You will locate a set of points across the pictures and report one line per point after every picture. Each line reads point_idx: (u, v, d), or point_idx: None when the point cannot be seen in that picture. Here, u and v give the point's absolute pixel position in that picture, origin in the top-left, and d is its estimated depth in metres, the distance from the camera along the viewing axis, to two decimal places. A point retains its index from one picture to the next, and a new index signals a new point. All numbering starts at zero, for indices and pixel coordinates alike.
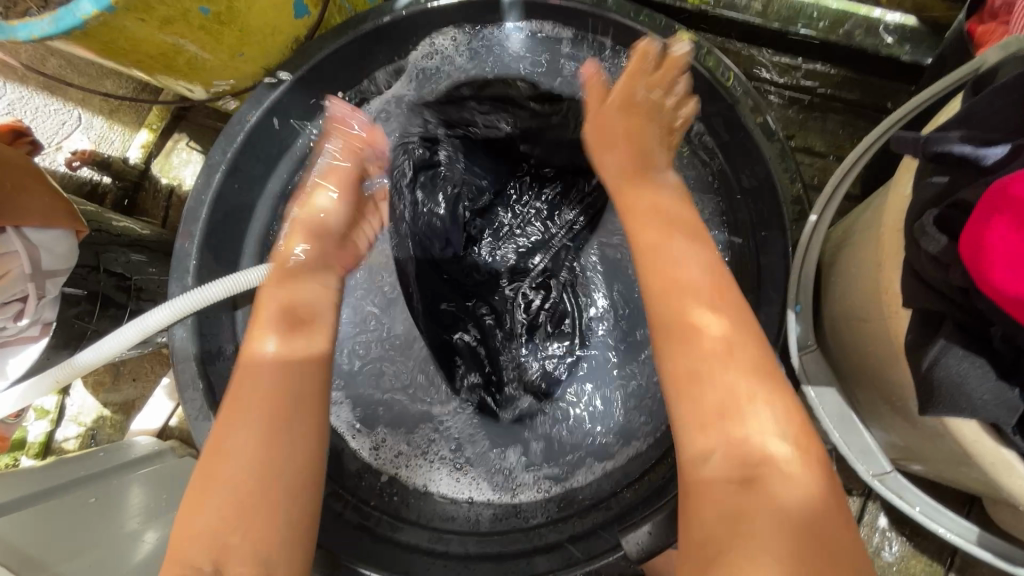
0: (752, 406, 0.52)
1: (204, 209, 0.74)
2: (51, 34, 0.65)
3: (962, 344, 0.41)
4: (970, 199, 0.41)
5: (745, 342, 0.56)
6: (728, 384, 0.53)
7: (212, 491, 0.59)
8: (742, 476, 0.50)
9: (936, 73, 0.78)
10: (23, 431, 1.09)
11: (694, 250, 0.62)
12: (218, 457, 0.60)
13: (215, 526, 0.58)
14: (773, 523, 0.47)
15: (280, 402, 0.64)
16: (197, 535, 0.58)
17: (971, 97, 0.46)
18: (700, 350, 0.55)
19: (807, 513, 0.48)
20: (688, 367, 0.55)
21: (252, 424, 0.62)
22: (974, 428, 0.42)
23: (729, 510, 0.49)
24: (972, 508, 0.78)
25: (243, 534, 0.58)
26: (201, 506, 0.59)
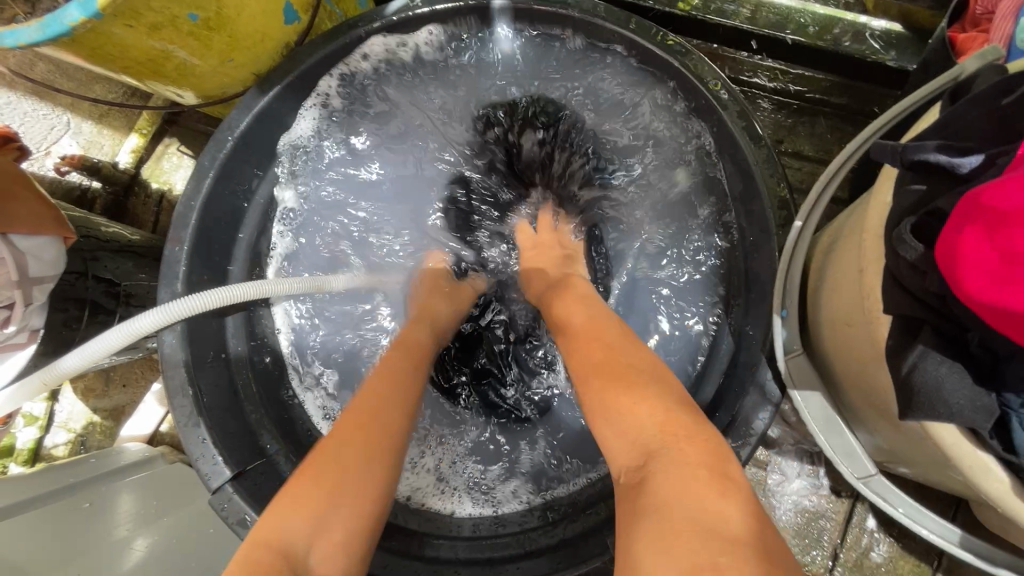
0: (646, 418, 0.53)
1: (194, 215, 0.74)
2: (38, 41, 0.64)
3: (940, 350, 0.42)
4: (947, 207, 0.41)
5: (646, 366, 0.59)
6: (623, 397, 0.55)
7: (309, 487, 0.53)
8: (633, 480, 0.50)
9: (919, 79, 0.79)
10: (11, 438, 1.08)
11: (591, 303, 0.70)
12: (338, 464, 0.55)
13: (309, 528, 0.51)
14: (668, 504, 0.45)
15: (402, 404, 0.63)
16: (293, 534, 0.50)
17: (949, 106, 0.47)
18: (587, 370, 0.60)
19: (694, 500, 0.45)
20: (601, 380, 0.58)
21: (379, 420, 0.60)
22: (953, 433, 0.43)
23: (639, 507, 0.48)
24: (958, 508, 0.79)
25: (341, 526, 0.52)
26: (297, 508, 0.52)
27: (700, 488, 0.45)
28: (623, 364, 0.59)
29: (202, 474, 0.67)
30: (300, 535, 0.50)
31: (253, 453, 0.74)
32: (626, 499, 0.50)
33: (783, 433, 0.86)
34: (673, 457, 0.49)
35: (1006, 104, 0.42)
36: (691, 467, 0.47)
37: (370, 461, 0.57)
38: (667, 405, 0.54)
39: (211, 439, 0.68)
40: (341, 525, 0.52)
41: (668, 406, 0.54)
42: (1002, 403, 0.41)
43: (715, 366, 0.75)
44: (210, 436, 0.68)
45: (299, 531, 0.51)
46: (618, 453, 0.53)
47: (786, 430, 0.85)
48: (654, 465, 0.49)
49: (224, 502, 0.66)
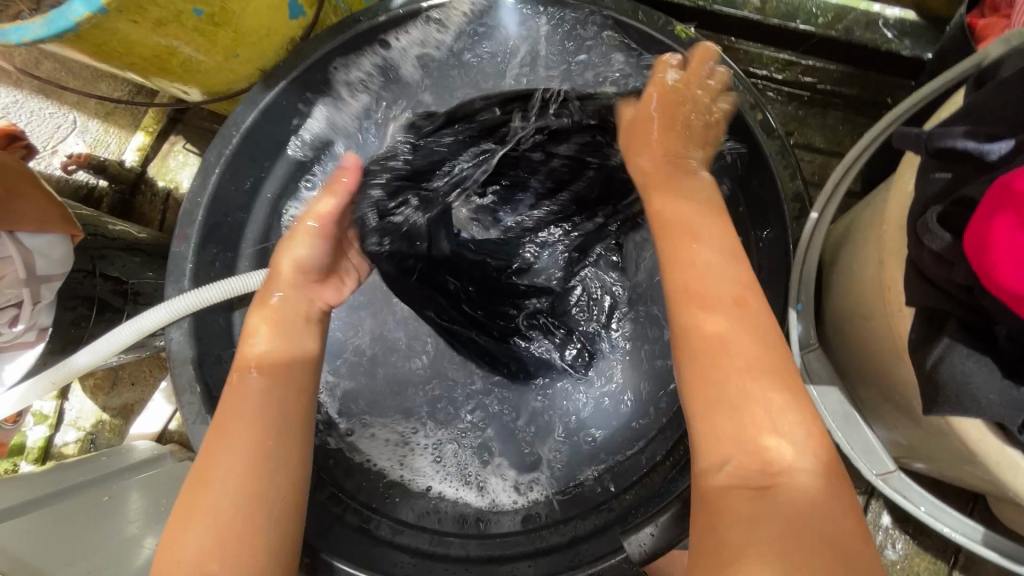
0: (783, 415, 0.46)
1: (201, 211, 0.73)
2: (42, 37, 0.64)
3: (966, 342, 0.41)
4: (974, 195, 0.40)
5: (763, 342, 0.50)
6: (751, 387, 0.47)
7: (199, 506, 0.56)
8: (748, 484, 0.44)
9: (936, 67, 0.77)
10: (21, 437, 1.08)
11: (713, 245, 0.56)
12: (212, 476, 0.57)
13: (191, 550, 0.54)
14: (783, 522, 0.41)
15: (262, 406, 0.62)
16: (181, 553, 0.54)
17: (974, 93, 0.46)
18: (715, 349, 0.50)
19: (816, 520, 0.41)
20: (722, 360, 0.49)
21: (247, 421, 0.60)
22: (977, 427, 0.42)
23: (745, 513, 0.42)
24: (976, 505, 0.78)
25: (231, 551, 0.54)
26: (184, 527, 0.55)
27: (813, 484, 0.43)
28: (740, 339, 0.49)
29: None
30: (189, 554, 0.53)
31: None
32: (731, 505, 0.44)
33: None
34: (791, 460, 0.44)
35: None
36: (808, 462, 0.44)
37: (247, 477, 0.57)
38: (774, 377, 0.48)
39: None
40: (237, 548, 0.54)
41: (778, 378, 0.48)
42: None
43: None
44: None
45: (184, 550, 0.54)
46: (724, 449, 0.46)
47: None
48: (780, 477, 0.43)
49: None
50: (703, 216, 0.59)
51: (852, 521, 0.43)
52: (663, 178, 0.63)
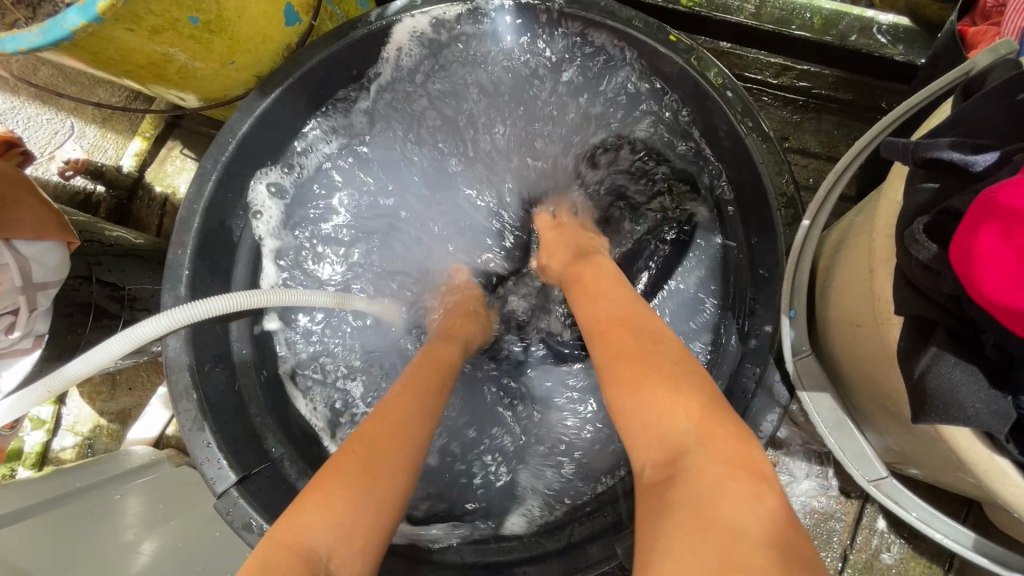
0: (677, 415, 0.49)
1: (197, 218, 0.73)
2: (39, 46, 0.64)
3: (953, 351, 0.41)
4: (960, 206, 0.40)
5: (672, 359, 0.54)
6: (646, 394, 0.51)
7: (340, 485, 0.50)
8: (664, 479, 0.46)
9: (929, 74, 0.77)
10: (19, 441, 1.08)
11: (615, 291, 0.66)
12: (381, 448, 0.54)
13: (333, 531, 0.48)
14: (692, 499, 0.43)
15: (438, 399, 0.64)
16: (316, 534, 0.47)
17: (962, 102, 0.46)
18: (620, 361, 0.55)
19: (734, 507, 0.41)
20: (628, 377, 0.53)
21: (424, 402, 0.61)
22: (965, 435, 0.42)
23: (662, 502, 0.44)
24: (970, 510, 0.78)
25: (360, 527, 0.49)
26: (326, 503, 0.49)
27: (734, 490, 0.43)
28: (649, 363, 0.53)
29: (206, 478, 0.67)
30: (323, 538, 0.47)
31: (258, 457, 0.73)
32: (651, 496, 0.46)
33: (791, 434, 0.85)
34: (702, 455, 0.45)
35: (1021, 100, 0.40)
36: (722, 468, 0.44)
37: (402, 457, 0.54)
38: (697, 399, 0.50)
39: (216, 444, 0.68)
40: (364, 523, 0.49)
41: (699, 401, 0.50)
42: (1019, 406, 0.40)
43: (723, 364, 0.75)
44: (214, 441, 0.68)
45: (322, 533, 0.47)
46: (642, 447, 0.49)
47: (795, 431, 0.84)
48: (691, 462, 0.45)
49: (230, 508, 0.65)
50: (602, 275, 0.70)
51: (784, 518, 0.42)
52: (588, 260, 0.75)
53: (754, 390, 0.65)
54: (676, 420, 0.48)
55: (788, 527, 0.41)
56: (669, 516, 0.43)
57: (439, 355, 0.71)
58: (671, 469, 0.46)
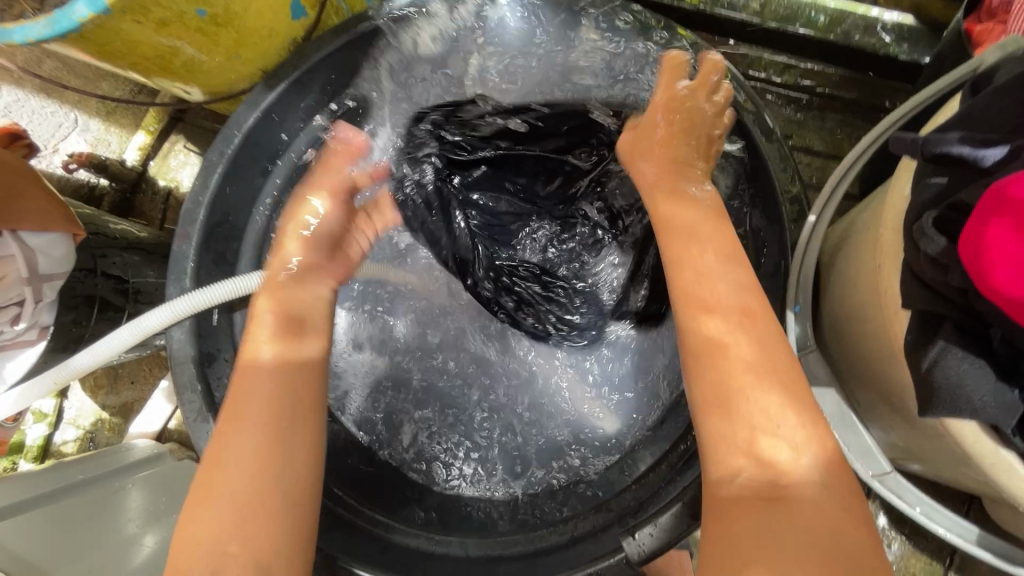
0: (784, 429, 0.47)
1: (201, 211, 0.73)
2: (46, 37, 0.64)
3: (961, 345, 0.41)
4: (969, 200, 0.40)
5: (780, 365, 0.51)
6: (772, 404, 0.48)
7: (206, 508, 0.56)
8: (764, 494, 0.46)
9: (933, 72, 0.78)
10: (21, 435, 1.09)
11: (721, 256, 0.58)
12: (225, 466, 0.58)
13: (208, 549, 0.54)
14: (791, 532, 0.43)
15: (284, 392, 0.64)
16: (195, 556, 0.53)
17: (969, 99, 0.46)
18: (722, 353, 0.51)
19: (826, 529, 0.43)
20: (748, 383, 0.50)
21: (264, 403, 0.62)
22: (973, 429, 0.42)
23: (752, 526, 0.44)
24: (971, 506, 0.79)
25: (247, 533, 0.55)
26: (202, 519, 0.55)
27: (844, 531, 0.43)
28: (759, 368, 0.50)
29: None
30: (199, 559, 0.53)
31: None
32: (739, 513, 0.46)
33: None
34: (808, 489, 0.45)
35: None
36: (829, 506, 0.44)
37: (257, 469, 0.58)
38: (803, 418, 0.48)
39: None
40: (253, 534, 0.55)
41: (805, 421, 0.48)
42: None
43: None
44: None
45: (198, 555, 0.53)
46: (732, 456, 0.48)
47: None
48: (797, 485, 0.45)
49: None
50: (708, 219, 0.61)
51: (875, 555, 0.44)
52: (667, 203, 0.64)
53: None
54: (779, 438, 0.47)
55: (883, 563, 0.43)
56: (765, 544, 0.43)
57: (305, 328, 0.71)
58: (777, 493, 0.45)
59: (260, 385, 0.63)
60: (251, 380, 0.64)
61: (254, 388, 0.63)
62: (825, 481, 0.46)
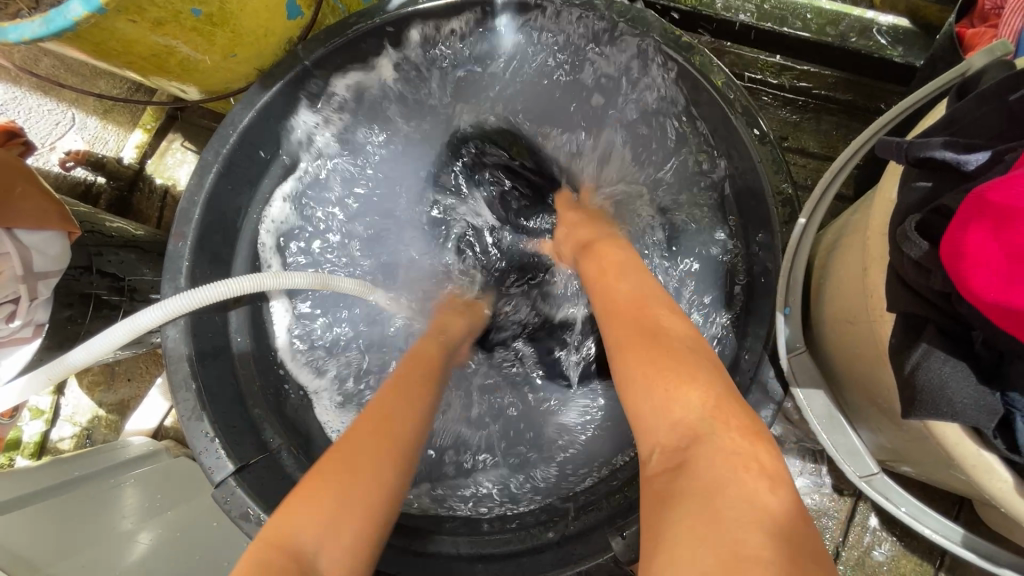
0: (690, 401, 0.49)
1: (197, 210, 0.74)
2: (42, 36, 0.64)
3: (943, 347, 0.41)
4: (951, 204, 0.41)
5: (690, 351, 0.55)
6: (669, 380, 0.51)
7: (324, 486, 0.52)
8: (671, 463, 0.47)
9: (926, 75, 0.78)
10: (18, 431, 1.09)
11: (633, 278, 0.66)
12: (356, 454, 0.56)
13: (320, 529, 0.50)
14: (699, 490, 0.43)
15: (422, 415, 0.65)
16: (306, 534, 0.49)
17: (955, 103, 0.47)
18: (636, 342, 0.56)
19: (730, 485, 0.42)
20: (644, 365, 0.53)
21: (407, 416, 0.62)
22: (955, 431, 0.43)
23: (666, 495, 0.45)
24: (961, 508, 0.79)
25: (349, 529, 0.51)
26: (316, 499, 0.51)
27: (751, 481, 0.43)
28: (667, 349, 0.54)
29: (204, 467, 0.68)
30: (311, 537, 0.49)
31: (257, 448, 0.74)
32: (661, 482, 0.47)
33: (786, 431, 0.86)
34: (716, 445, 0.45)
35: (1013, 100, 0.41)
36: (737, 458, 0.44)
37: (378, 466, 0.56)
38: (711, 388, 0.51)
39: (214, 434, 0.68)
40: (349, 532, 0.51)
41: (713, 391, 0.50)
42: (1007, 403, 0.41)
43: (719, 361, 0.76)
44: (213, 432, 0.68)
45: (311, 532, 0.49)
46: (657, 431, 0.49)
47: (789, 428, 0.85)
48: (700, 448, 0.46)
49: (227, 496, 0.66)
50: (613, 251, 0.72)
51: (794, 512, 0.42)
52: (593, 249, 0.75)
53: (748, 387, 0.66)
54: (687, 405, 0.49)
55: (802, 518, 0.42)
56: (675, 507, 0.43)
57: (421, 354, 0.74)
58: (683, 456, 0.46)
59: (415, 407, 0.64)
60: (402, 393, 0.65)
61: (414, 408, 0.64)
62: (734, 442, 0.46)
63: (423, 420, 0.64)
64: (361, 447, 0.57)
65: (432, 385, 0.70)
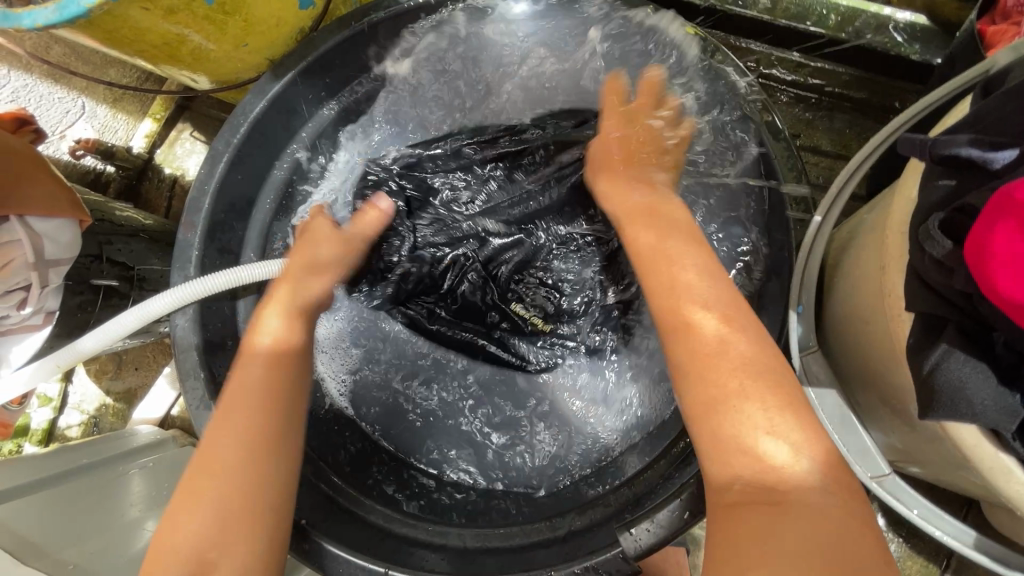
0: (777, 428, 0.47)
1: (207, 200, 0.74)
2: (55, 23, 0.64)
3: (963, 348, 0.41)
4: (976, 203, 0.40)
5: (767, 361, 0.51)
6: (770, 407, 0.48)
7: (188, 513, 0.54)
8: (765, 499, 0.44)
9: (944, 73, 0.77)
10: (26, 418, 1.10)
11: (690, 261, 0.59)
12: (211, 471, 0.55)
13: (191, 553, 0.51)
14: (798, 546, 0.40)
15: (273, 402, 0.60)
16: (173, 563, 0.51)
17: (979, 101, 0.46)
18: (709, 350, 0.52)
19: (837, 536, 0.41)
20: (734, 385, 0.49)
21: (252, 409, 0.59)
22: (973, 434, 0.42)
23: (760, 530, 0.42)
24: (969, 510, 0.79)
25: (228, 538, 0.52)
26: (175, 533, 0.53)
27: (863, 538, 0.41)
28: (748, 368, 0.50)
29: None
30: (184, 561, 0.51)
31: None
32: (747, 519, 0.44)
33: None
34: (817, 494, 0.43)
35: None
36: (849, 511, 0.43)
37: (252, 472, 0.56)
38: (801, 417, 0.48)
39: None
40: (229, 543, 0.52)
41: (804, 420, 0.48)
42: None
43: None
44: None
45: (178, 561, 0.51)
46: (735, 464, 0.47)
47: None
48: (797, 496, 0.43)
49: None
50: (674, 226, 0.64)
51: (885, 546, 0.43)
52: (651, 212, 0.65)
53: None
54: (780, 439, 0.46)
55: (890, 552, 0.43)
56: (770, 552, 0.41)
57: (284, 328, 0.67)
58: (776, 497, 0.44)
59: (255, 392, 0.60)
60: (242, 377, 0.61)
61: (248, 395, 0.60)
62: (824, 484, 0.44)
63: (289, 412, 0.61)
64: (220, 454, 0.56)
65: (295, 374, 0.64)
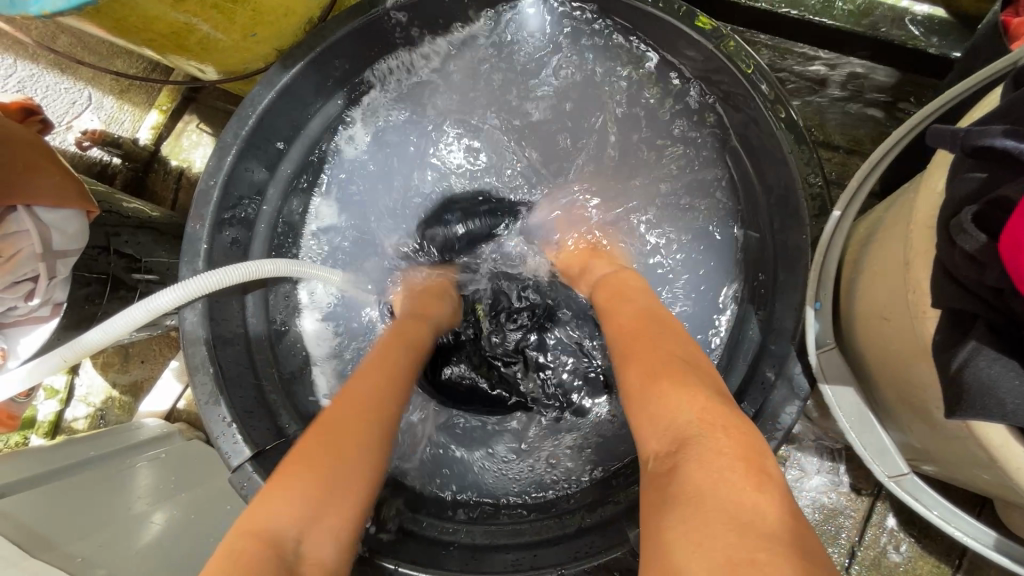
0: (683, 401, 0.49)
1: (215, 192, 0.73)
2: (62, 9, 0.63)
3: (993, 346, 0.40)
4: (1011, 196, 0.39)
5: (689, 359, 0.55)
6: (681, 383, 0.51)
7: (300, 474, 0.52)
8: (668, 464, 0.46)
9: (965, 66, 0.76)
10: (33, 410, 1.10)
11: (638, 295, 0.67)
12: (331, 438, 0.55)
13: (299, 517, 0.49)
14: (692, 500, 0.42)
15: (390, 392, 0.62)
16: (280, 522, 0.48)
17: (1011, 92, 0.45)
18: (634, 347, 0.57)
19: (728, 494, 0.41)
20: (648, 370, 0.53)
21: (376, 392, 0.61)
22: (1000, 432, 0.42)
23: (667, 494, 0.44)
24: (983, 509, 0.78)
25: (332, 510, 0.51)
26: (283, 493, 0.50)
27: (739, 483, 0.42)
28: (661, 356, 0.54)
29: (221, 452, 0.67)
30: (289, 524, 0.48)
31: (273, 434, 0.73)
32: (657, 483, 0.46)
33: (805, 428, 0.85)
34: (710, 447, 0.45)
35: None
36: (734, 462, 0.44)
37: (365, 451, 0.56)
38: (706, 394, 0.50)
39: (231, 418, 0.68)
40: (330, 513, 0.51)
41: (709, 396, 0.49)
42: None
43: (742, 355, 0.75)
44: (230, 416, 0.68)
45: (287, 520, 0.49)
46: (652, 437, 0.49)
47: (808, 426, 0.84)
48: (689, 452, 0.45)
49: (244, 481, 0.65)
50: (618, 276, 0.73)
51: (789, 512, 0.41)
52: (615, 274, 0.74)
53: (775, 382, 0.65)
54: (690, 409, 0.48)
55: (798, 523, 0.41)
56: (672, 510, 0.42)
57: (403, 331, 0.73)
58: (674, 459, 0.46)
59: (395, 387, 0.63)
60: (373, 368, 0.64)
61: (386, 385, 0.62)
62: (730, 449, 0.45)
63: (399, 399, 0.63)
64: (341, 423, 0.56)
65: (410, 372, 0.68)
